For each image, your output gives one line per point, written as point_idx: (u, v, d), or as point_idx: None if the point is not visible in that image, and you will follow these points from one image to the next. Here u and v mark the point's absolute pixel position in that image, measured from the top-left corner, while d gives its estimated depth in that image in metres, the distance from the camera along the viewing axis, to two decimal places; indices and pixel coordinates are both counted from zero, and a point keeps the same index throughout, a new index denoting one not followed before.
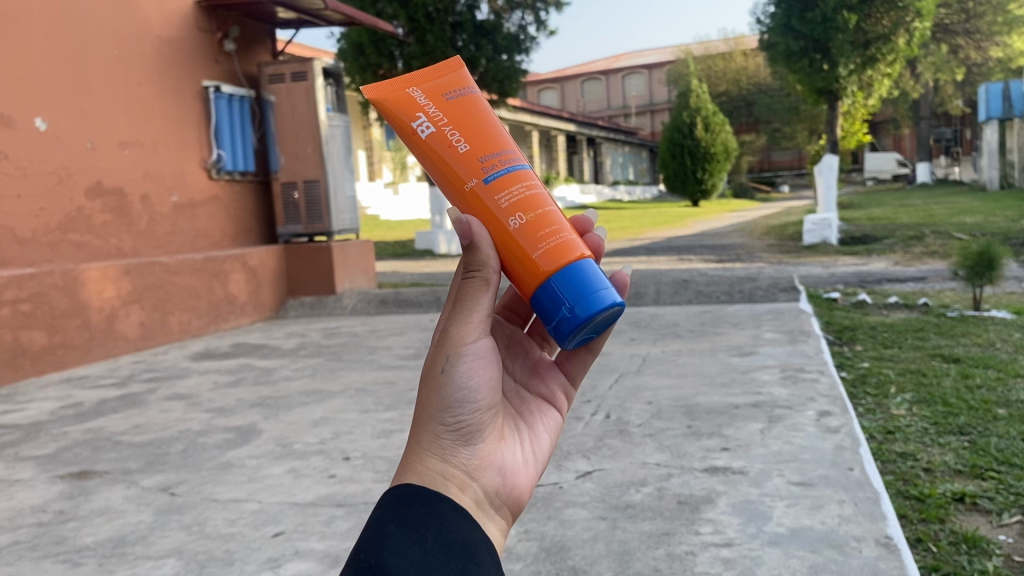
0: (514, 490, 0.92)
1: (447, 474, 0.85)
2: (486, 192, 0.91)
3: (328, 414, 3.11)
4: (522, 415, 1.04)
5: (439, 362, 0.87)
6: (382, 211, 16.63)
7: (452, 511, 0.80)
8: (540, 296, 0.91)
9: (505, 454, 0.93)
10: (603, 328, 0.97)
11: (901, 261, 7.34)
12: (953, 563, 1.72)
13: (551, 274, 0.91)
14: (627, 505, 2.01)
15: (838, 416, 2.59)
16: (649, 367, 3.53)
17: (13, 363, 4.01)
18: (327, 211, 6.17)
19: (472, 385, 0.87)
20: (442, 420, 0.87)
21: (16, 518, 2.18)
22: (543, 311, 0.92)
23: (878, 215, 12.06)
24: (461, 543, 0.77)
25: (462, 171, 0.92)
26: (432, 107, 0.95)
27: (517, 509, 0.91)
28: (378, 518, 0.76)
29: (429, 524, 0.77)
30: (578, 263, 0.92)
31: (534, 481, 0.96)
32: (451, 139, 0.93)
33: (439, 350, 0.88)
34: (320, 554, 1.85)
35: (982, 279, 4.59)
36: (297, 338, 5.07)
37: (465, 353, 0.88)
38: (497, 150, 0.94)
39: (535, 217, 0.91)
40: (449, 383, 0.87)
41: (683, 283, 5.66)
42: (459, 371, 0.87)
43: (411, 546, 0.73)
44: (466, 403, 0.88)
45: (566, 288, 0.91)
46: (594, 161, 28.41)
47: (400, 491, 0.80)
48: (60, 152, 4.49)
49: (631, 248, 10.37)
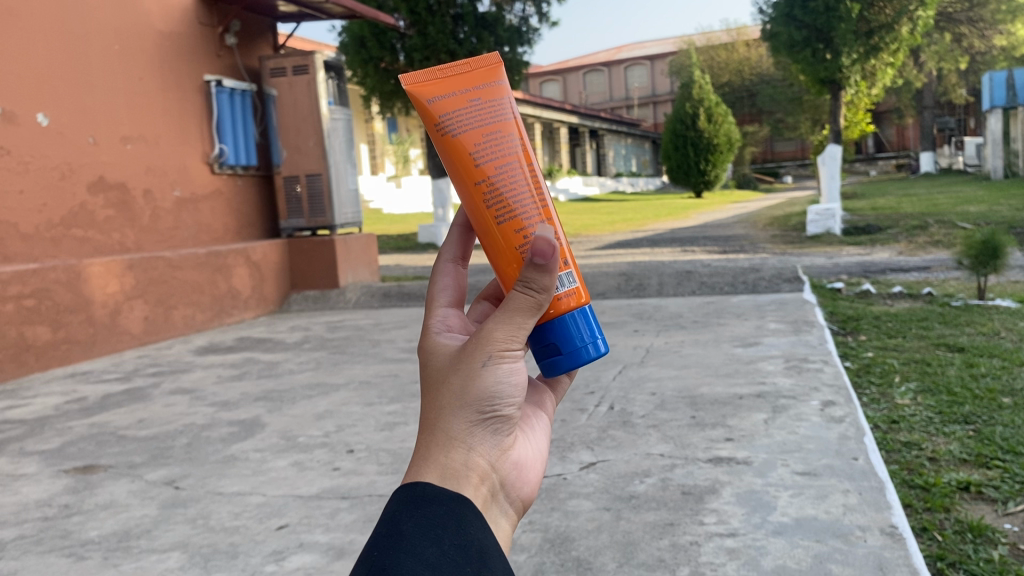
0: (526, 485, 0.90)
1: (472, 465, 0.82)
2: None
3: (332, 407, 3.11)
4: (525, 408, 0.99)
5: (479, 358, 0.81)
6: (386, 205, 16.59)
7: (473, 513, 0.77)
8: (548, 330, 0.89)
9: (519, 448, 0.91)
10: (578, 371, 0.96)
11: (905, 251, 7.32)
12: (958, 552, 1.71)
13: (551, 318, 0.88)
14: (631, 496, 2.01)
15: (843, 406, 2.58)
16: (653, 358, 3.52)
17: (17, 359, 4.03)
18: (330, 205, 6.17)
19: (511, 384, 0.82)
20: (479, 410, 0.82)
21: (22, 513, 2.18)
22: (539, 347, 0.90)
23: (881, 205, 12.00)
24: (477, 548, 0.74)
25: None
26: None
27: (526, 503, 0.90)
28: (394, 515, 0.75)
29: (448, 523, 0.75)
30: (591, 307, 0.93)
31: (543, 475, 0.95)
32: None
33: (481, 346, 0.81)
34: (324, 546, 1.85)
35: (987, 268, 4.57)
36: (301, 332, 5.07)
37: (507, 355, 0.82)
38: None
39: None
40: (487, 378, 0.81)
41: (686, 275, 5.64)
42: (501, 370, 0.82)
43: (428, 547, 0.72)
44: (505, 399, 0.83)
45: (561, 335, 0.89)
46: (595, 154, 28.41)
47: (419, 486, 0.78)
48: (62, 147, 4.49)
49: (636, 240, 10.35)
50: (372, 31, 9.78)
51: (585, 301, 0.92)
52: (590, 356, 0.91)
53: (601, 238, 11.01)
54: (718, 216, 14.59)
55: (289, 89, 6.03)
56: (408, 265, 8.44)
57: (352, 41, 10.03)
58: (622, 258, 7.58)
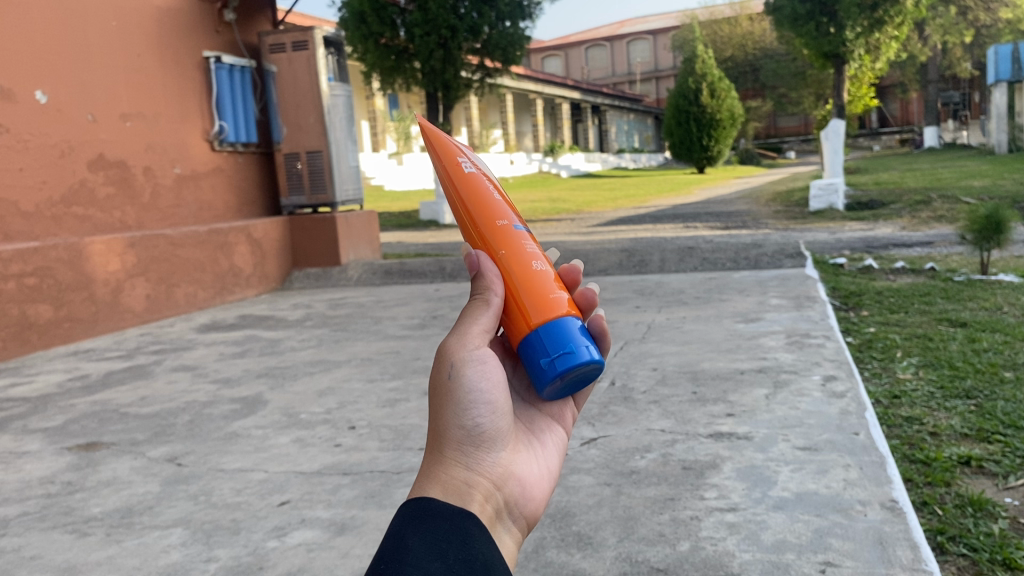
0: (530, 502, 0.91)
1: (473, 482, 0.84)
2: (514, 233, 0.97)
3: (333, 384, 3.12)
4: (534, 430, 1.01)
5: (446, 369, 0.87)
6: (387, 182, 16.56)
7: (475, 528, 0.76)
8: (531, 339, 0.92)
9: (521, 464, 0.93)
10: (583, 383, 0.96)
11: (908, 226, 7.28)
12: (959, 526, 1.72)
13: (537, 326, 0.92)
14: (632, 471, 2.01)
15: (844, 381, 2.58)
16: (654, 334, 3.51)
17: (20, 337, 4.04)
18: (331, 181, 6.15)
19: (484, 390, 0.87)
20: (461, 424, 0.86)
21: (25, 490, 2.19)
22: (531, 366, 0.92)
23: (884, 181, 11.93)
24: (482, 561, 0.72)
25: (497, 209, 0.99)
26: (476, 164, 1.04)
27: (532, 522, 0.90)
28: (399, 529, 0.72)
29: (451, 539, 0.73)
30: (573, 317, 0.94)
31: (549, 493, 0.95)
32: (489, 188, 1.01)
33: (444, 358, 0.88)
34: (326, 522, 1.86)
35: (991, 243, 4.54)
36: (303, 309, 5.07)
37: (470, 360, 0.88)
38: (518, 215, 1.02)
39: (549, 270, 0.97)
40: (459, 388, 0.86)
41: (688, 250, 5.61)
42: (468, 376, 0.86)
43: (433, 561, 0.69)
44: (482, 407, 0.87)
45: (549, 339, 0.91)
46: (596, 129, 28.27)
47: (423, 503, 0.76)
48: (61, 124, 4.47)
49: (637, 216, 10.30)
50: (372, 6, 9.64)
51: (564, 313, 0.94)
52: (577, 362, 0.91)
53: (603, 215, 10.97)
54: (721, 193, 14.52)
55: (288, 65, 5.99)
56: (410, 242, 8.41)
57: (352, 17, 9.88)
58: (623, 235, 7.55)
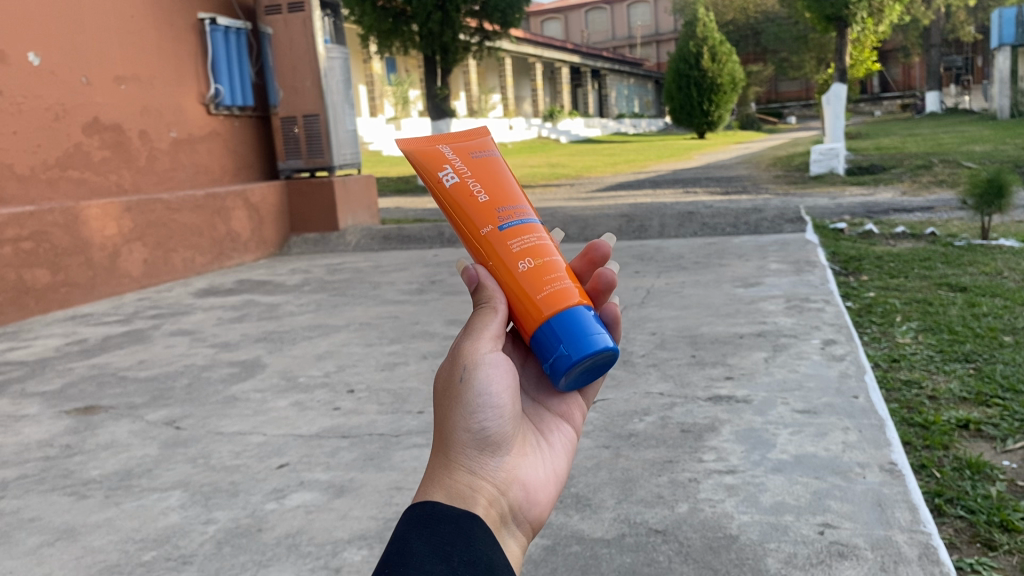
0: (535, 507, 0.90)
1: (476, 486, 0.84)
2: (499, 239, 0.92)
3: (332, 348, 3.11)
4: (544, 427, 1.00)
5: (458, 372, 0.87)
6: (386, 147, 16.45)
7: (480, 530, 0.75)
8: (541, 334, 0.89)
9: (528, 468, 0.92)
10: (601, 371, 0.93)
11: (908, 191, 7.25)
12: (956, 488, 1.72)
13: (549, 317, 0.89)
14: (631, 433, 2.01)
15: (843, 344, 2.57)
16: (653, 299, 3.50)
17: (17, 302, 4.03)
18: (328, 146, 6.08)
19: (493, 393, 0.86)
20: (467, 427, 0.86)
21: (24, 453, 2.19)
22: (544, 357, 0.89)
23: (885, 146, 11.85)
24: (487, 563, 0.72)
25: (478, 216, 0.93)
26: (459, 162, 0.97)
27: (537, 526, 0.89)
28: (403, 533, 0.72)
29: (456, 542, 0.72)
30: (581, 306, 0.90)
31: (556, 497, 0.94)
32: (472, 190, 0.94)
33: (457, 360, 0.88)
34: (324, 484, 1.86)
35: (992, 208, 4.51)
36: (301, 274, 5.05)
37: (482, 363, 0.87)
38: (511, 204, 0.95)
39: (542, 264, 0.91)
40: (468, 391, 0.86)
41: (688, 216, 5.59)
42: (479, 380, 0.86)
43: (436, 563, 0.69)
44: (490, 410, 0.87)
45: (562, 330, 0.88)
46: (596, 94, 28.04)
47: (428, 505, 0.76)
48: (55, 86, 4.42)
49: (636, 181, 10.25)
50: None
51: (573, 303, 0.90)
52: (588, 351, 0.87)
53: (603, 180, 10.90)
54: (721, 158, 14.43)
55: (284, 27, 5.92)
56: (407, 208, 8.36)
57: None
58: (623, 200, 7.53)
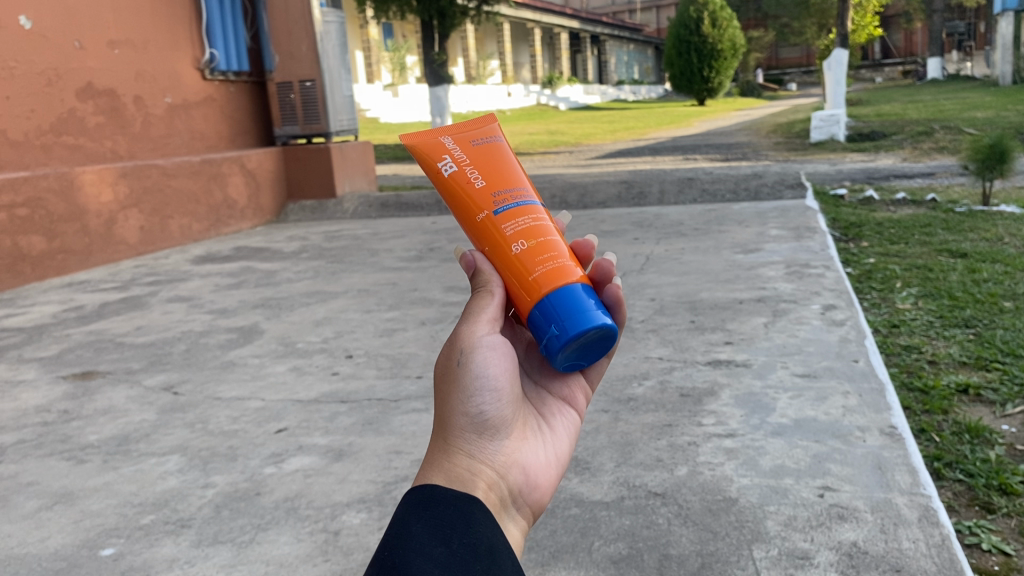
0: (536, 490, 0.87)
1: (475, 470, 0.81)
2: (495, 222, 0.90)
3: (330, 314, 3.10)
4: (546, 410, 0.97)
5: (455, 356, 0.85)
6: (383, 114, 16.34)
7: (481, 512, 0.72)
8: (536, 314, 0.87)
9: (528, 452, 0.89)
10: (602, 349, 0.90)
11: (909, 158, 7.20)
12: (955, 452, 1.71)
13: (545, 294, 0.86)
14: (629, 398, 2.00)
15: (844, 310, 2.55)
16: (653, 265, 3.48)
17: (13, 269, 4.01)
18: (325, 111, 6.03)
19: (491, 376, 0.84)
20: (465, 410, 0.83)
21: (21, 418, 2.19)
22: (540, 336, 0.87)
23: (886, 112, 11.76)
24: (487, 547, 0.69)
25: (474, 202, 0.92)
26: (459, 151, 0.96)
27: (538, 510, 0.86)
28: (402, 515, 0.69)
29: (456, 524, 0.70)
30: (578, 285, 0.88)
31: (557, 481, 0.91)
32: (469, 177, 0.93)
33: (455, 345, 0.86)
34: (323, 448, 1.85)
35: (993, 173, 4.47)
36: (299, 241, 5.02)
37: (480, 346, 0.85)
38: (509, 187, 0.93)
39: (537, 244, 0.89)
40: (466, 374, 0.84)
41: (688, 182, 5.55)
42: (476, 363, 0.84)
43: (435, 546, 0.66)
44: (488, 393, 0.84)
45: (557, 308, 0.86)
46: (595, 60, 27.79)
47: (427, 488, 0.73)
48: (48, 51, 4.36)
49: (636, 148, 10.19)
50: None
51: (570, 281, 0.88)
52: (582, 329, 0.85)
53: (602, 147, 10.84)
54: (721, 125, 14.34)
55: None
56: (405, 175, 8.31)
57: None
58: (622, 167, 7.49)
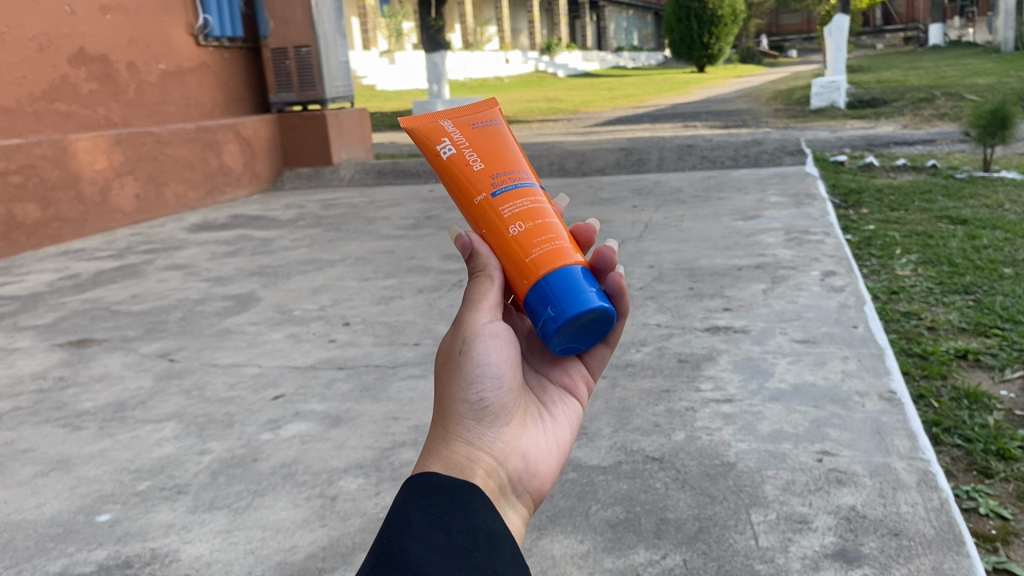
0: (535, 478, 0.85)
1: (474, 457, 0.79)
2: (493, 204, 0.89)
3: (327, 282, 3.08)
4: (549, 399, 0.96)
5: (458, 343, 0.84)
6: (379, 81, 16.19)
7: (479, 499, 0.71)
8: (532, 296, 0.85)
9: (528, 440, 0.87)
10: (599, 332, 0.89)
11: (910, 124, 7.15)
12: (954, 417, 1.71)
13: (542, 276, 0.85)
14: (627, 363, 2.00)
15: (843, 276, 2.54)
16: (651, 233, 3.46)
17: (8, 237, 3.98)
18: (320, 78, 5.96)
19: (493, 363, 0.83)
20: (466, 397, 0.82)
21: (17, 385, 2.18)
22: (537, 319, 0.86)
23: (887, 78, 11.65)
24: (485, 533, 0.68)
25: (472, 185, 0.90)
26: (458, 134, 0.93)
27: (537, 499, 0.85)
28: (401, 502, 0.68)
29: (454, 511, 0.69)
30: (575, 267, 0.86)
31: (558, 470, 0.89)
32: (468, 160, 0.91)
33: (457, 332, 0.85)
34: (320, 415, 1.85)
35: (994, 139, 4.43)
36: (296, 209, 4.99)
37: (482, 333, 0.84)
38: (508, 169, 0.92)
39: (535, 226, 0.88)
40: (467, 361, 0.83)
41: (687, 149, 5.51)
42: (479, 350, 0.83)
43: (435, 533, 0.65)
44: (488, 380, 0.83)
45: (554, 290, 0.84)
46: (594, 26, 27.50)
47: (425, 474, 0.72)
48: (38, 16, 4.29)
49: (635, 115, 10.10)
50: None
51: (567, 263, 0.86)
52: (578, 311, 0.84)
53: (601, 114, 10.75)
54: (721, 92, 14.21)
55: None
56: (402, 142, 8.25)
57: None
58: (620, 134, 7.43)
